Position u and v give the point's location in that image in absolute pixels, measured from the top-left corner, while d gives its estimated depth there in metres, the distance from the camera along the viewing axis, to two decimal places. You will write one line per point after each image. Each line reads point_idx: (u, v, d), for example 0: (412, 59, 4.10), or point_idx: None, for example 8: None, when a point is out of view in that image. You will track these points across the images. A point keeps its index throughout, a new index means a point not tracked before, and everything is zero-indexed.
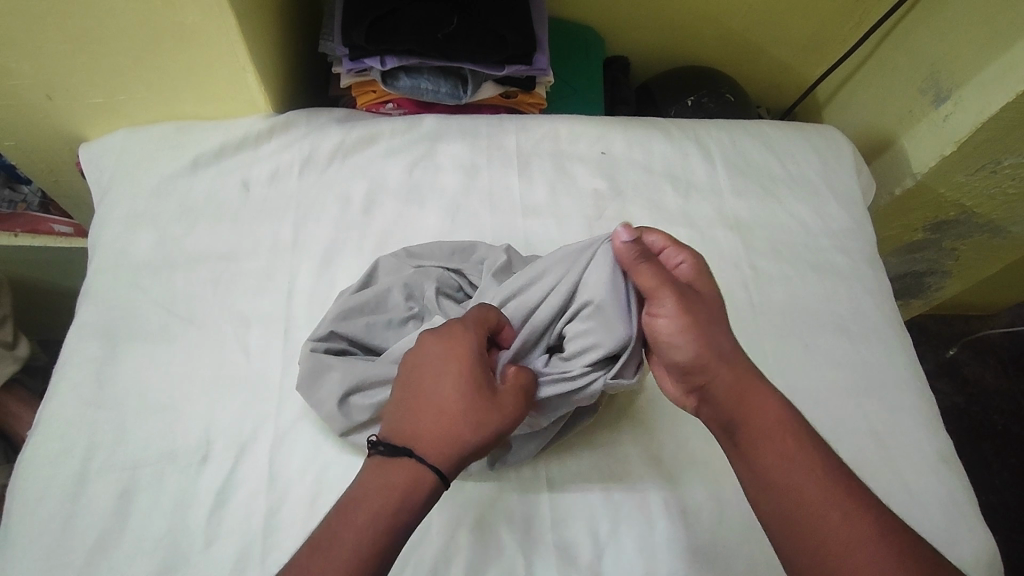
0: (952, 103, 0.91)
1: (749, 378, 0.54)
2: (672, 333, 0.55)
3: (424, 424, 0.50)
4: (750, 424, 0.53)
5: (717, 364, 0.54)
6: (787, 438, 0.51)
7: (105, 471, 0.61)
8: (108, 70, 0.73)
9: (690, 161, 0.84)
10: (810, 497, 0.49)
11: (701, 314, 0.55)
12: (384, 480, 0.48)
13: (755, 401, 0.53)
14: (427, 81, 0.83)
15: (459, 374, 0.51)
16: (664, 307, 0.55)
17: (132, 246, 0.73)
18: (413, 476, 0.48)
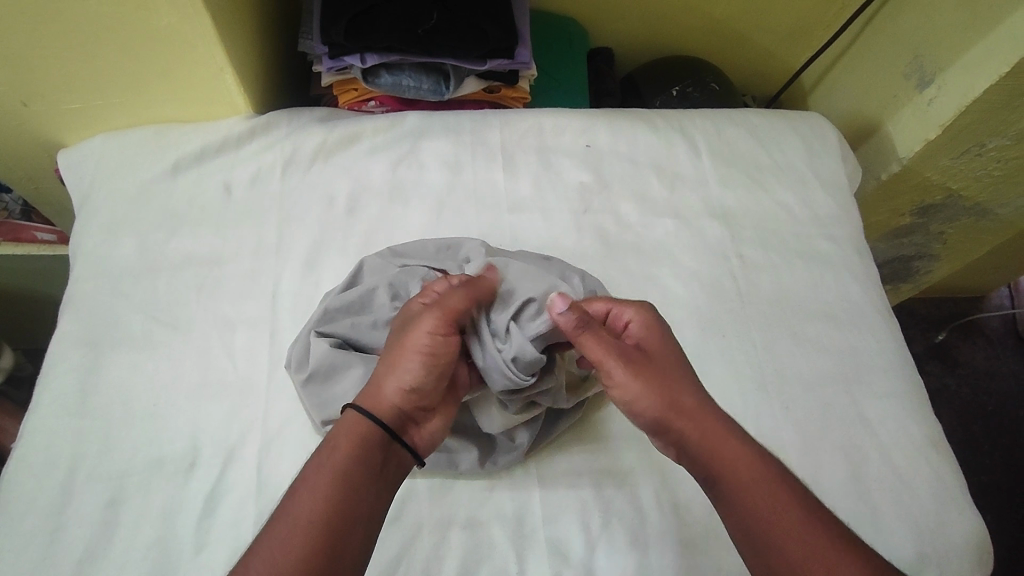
0: (936, 86, 0.90)
1: (733, 441, 0.52)
2: (631, 400, 0.55)
3: (371, 383, 0.54)
4: (726, 476, 0.51)
5: (684, 420, 0.53)
6: (768, 489, 0.49)
7: (92, 482, 0.60)
8: (84, 75, 0.72)
9: (675, 152, 0.84)
10: (793, 548, 0.47)
11: (650, 375, 0.55)
12: (334, 442, 0.50)
13: (728, 452, 0.51)
14: (409, 77, 0.82)
15: (402, 333, 0.55)
16: (620, 377, 0.55)
17: (113, 253, 0.72)
18: (358, 429, 0.51)
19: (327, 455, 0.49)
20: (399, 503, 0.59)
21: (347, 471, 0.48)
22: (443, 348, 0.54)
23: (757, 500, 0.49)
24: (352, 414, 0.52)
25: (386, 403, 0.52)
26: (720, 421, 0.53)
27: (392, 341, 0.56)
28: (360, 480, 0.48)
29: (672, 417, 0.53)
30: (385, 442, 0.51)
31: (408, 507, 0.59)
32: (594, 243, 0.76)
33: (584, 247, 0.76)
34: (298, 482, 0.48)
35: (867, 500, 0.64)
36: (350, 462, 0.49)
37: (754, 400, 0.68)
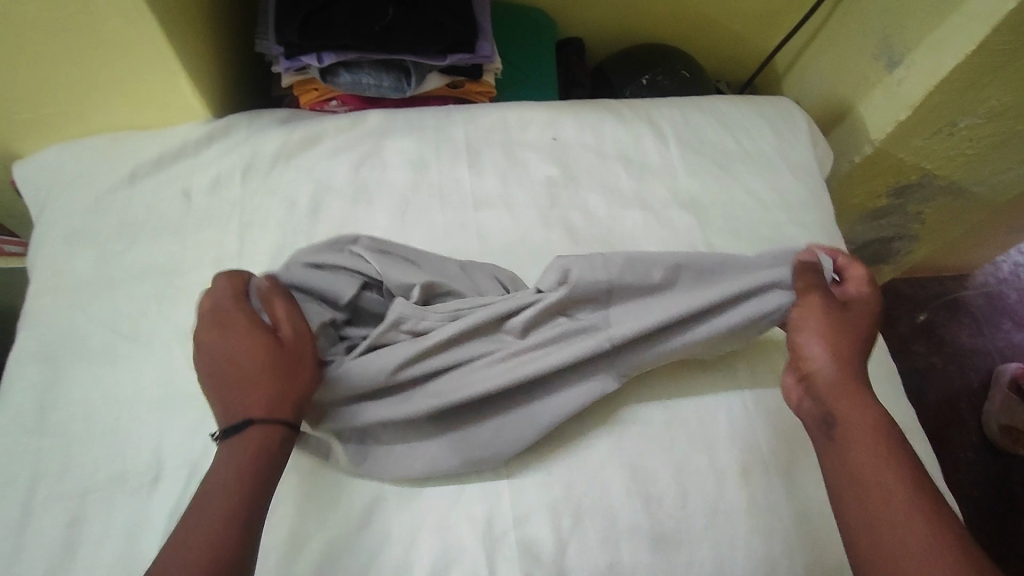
0: (905, 66, 0.90)
1: (858, 397, 0.54)
2: (804, 327, 0.60)
3: (246, 399, 0.51)
4: (844, 418, 0.53)
5: (829, 361, 0.56)
6: (879, 444, 0.51)
7: (53, 499, 0.59)
8: (31, 83, 0.70)
9: (643, 142, 0.83)
10: (891, 495, 0.48)
11: (836, 325, 0.58)
12: (215, 478, 0.48)
13: (859, 406, 0.53)
14: (369, 75, 0.81)
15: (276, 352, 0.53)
16: (809, 309, 0.60)
17: (71, 265, 0.71)
18: (254, 440, 0.50)
19: (213, 493, 0.48)
20: (367, 510, 0.59)
21: (239, 505, 0.47)
22: (303, 347, 0.55)
23: (864, 442, 0.51)
24: (246, 428, 0.50)
25: (272, 404, 0.51)
26: (865, 385, 0.55)
27: (236, 358, 0.53)
28: (255, 512, 0.48)
29: (822, 358, 0.57)
30: (285, 440, 0.52)
31: (376, 513, 0.59)
32: (562, 238, 0.75)
33: (553, 242, 0.75)
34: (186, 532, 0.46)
35: None
36: (239, 499, 0.48)
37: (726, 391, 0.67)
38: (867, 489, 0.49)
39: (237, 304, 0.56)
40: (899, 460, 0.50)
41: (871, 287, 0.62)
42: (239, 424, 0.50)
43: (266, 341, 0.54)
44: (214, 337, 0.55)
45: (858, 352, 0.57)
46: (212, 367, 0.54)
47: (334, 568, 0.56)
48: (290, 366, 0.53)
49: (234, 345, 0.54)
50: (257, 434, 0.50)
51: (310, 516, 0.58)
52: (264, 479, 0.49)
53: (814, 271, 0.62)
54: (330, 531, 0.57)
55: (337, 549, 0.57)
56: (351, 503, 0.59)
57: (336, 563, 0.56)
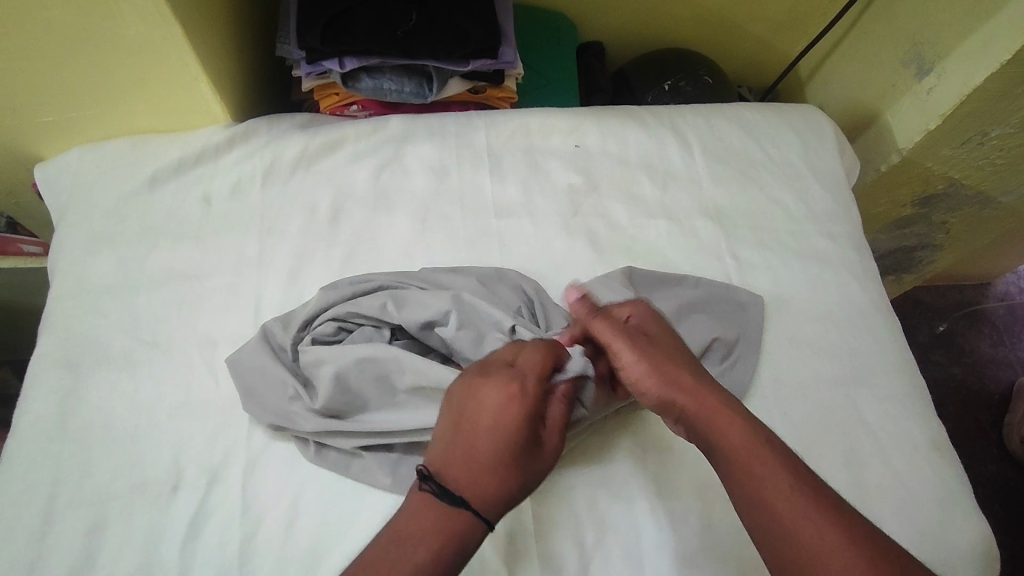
0: (936, 75, 0.88)
1: (723, 409, 0.52)
2: (628, 371, 0.56)
3: (483, 476, 0.48)
4: (717, 441, 0.51)
5: (670, 396, 0.54)
6: (758, 457, 0.49)
7: (72, 507, 0.59)
8: (54, 87, 0.70)
9: (667, 150, 0.81)
10: (791, 520, 0.46)
11: (650, 358, 0.56)
12: (409, 547, 0.45)
13: (728, 429, 0.51)
14: (390, 81, 0.80)
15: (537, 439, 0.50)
16: (618, 352, 0.57)
17: (92, 269, 0.71)
18: (460, 530, 0.46)
19: (403, 559, 0.45)
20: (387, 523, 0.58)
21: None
22: (545, 457, 0.51)
23: (740, 457, 0.49)
24: (465, 509, 0.47)
25: (496, 500, 0.48)
26: (723, 398, 0.53)
27: (496, 430, 0.49)
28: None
29: (661, 396, 0.54)
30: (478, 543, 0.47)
31: None
32: (585, 247, 0.74)
33: (575, 251, 0.74)
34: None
35: (870, 507, 0.62)
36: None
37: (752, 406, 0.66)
38: (778, 524, 0.46)
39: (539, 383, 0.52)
40: (791, 472, 0.48)
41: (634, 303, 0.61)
42: (458, 500, 0.47)
43: (532, 439, 0.50)
44: (497, 386, 0.51)
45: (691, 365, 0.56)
46: (470, 416, 0.50)
47: None
48: (533, 474, 0.50)
49: (504, 416, 0.50)
50: (463, 524, 0.46)
51: (329, 528, 0.57)
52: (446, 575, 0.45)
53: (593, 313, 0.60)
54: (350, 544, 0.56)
55: None
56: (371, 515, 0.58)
57: None
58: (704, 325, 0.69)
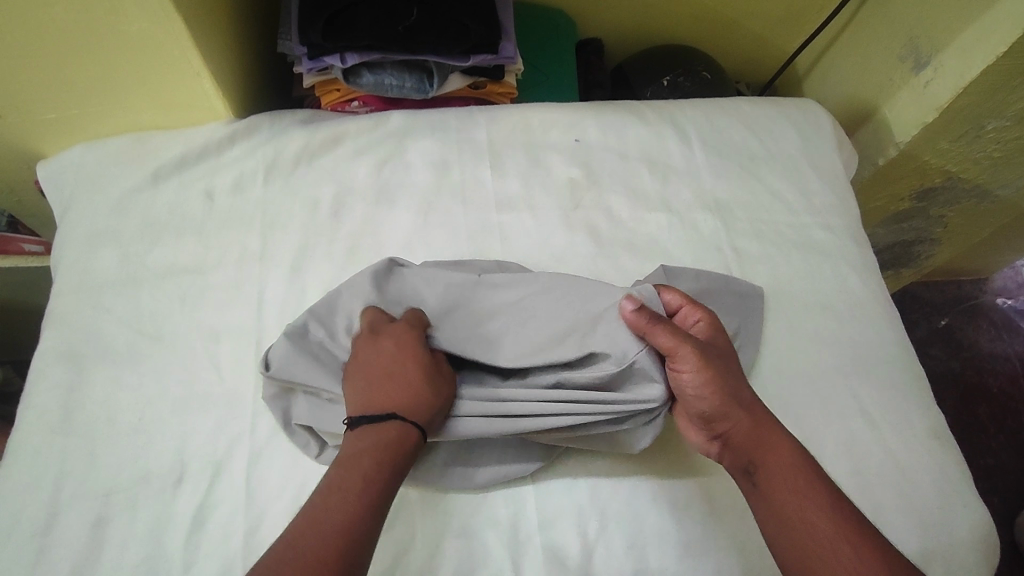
0: (933, 68, 0.88)
1: (773, 426, 0.55)
2: (690, 382, 0.55)
3: (391, 394, 0.54)
4: (765, 457, 0.54)
5: (735, 412, 0.55)
6: (797, 475, 0.52)
7: (76, 500, 0.59)
8: (57, 83, 0.70)
9: (666, 144, 0.82)
10: (822, 531, 0.49)
11: (716, 372, 0.55)
12: (352, 464, 0.50)
13: (772, 446, 0.54)
14: (391, 76, 0.81)
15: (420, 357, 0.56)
16: (685, 366, 0.55)
17: (96, 264, 0.71)
18: (395, 439, 0.52)
19: (348, 467, 0.50)
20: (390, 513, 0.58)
21: (367, 498, 0.49)
22: (443, 370, 0.57)
23: (783, 471, 0.53)
24: (391, 422, 0.52)
25: (413, 410, 0.54)
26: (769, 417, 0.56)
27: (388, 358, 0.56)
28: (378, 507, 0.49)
29: (723, 409, 0.55)
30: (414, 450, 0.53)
31: (400, 516, 0.58)
32: (586, 240, 0.75)
33: (576, 244, 0.74)
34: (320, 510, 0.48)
35: (871, 495, 0.63)
36: (371, 489, 0.49)
37: None
38: (806, 533, 0.49)
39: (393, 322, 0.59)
40: (830, 490, 0.51)
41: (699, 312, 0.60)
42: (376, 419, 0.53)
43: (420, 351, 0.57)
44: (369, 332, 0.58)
45: (743, 385, 0.57)
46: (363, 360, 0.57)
47: None
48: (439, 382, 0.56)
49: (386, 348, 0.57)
50: (395, 434, 0.52)
51: None
52: (391, 480, 0.51)
53: (657, 321, 0.55)
54: None
55: None
56: None
57: None
58: None
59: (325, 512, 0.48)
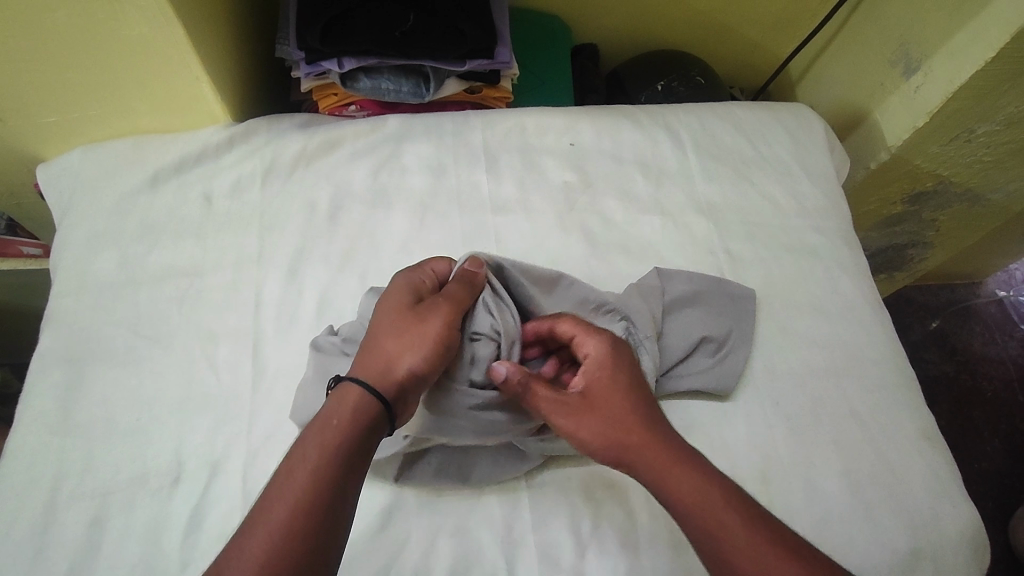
0: (923, 73, 0.90)
1: (677, 462, 0.51)
2: (570, 427, 0.54)
3: (368, 354, 0.54)
4: (673, 504, 0.50)
5: (633, 446, 0.53)
6: (710, 505, 0.49)
7: (74, 499, 0.59)
8: (57, 87, 0.71)
9: (659, 148, 0.83)
10: (745, 567, 0.46)
11: (596, 410, 0.54)
12: (310, 431, 0.49)
13: (678, 483, 0.50)
14: (388, 81, 0.82)
15: (403, 317, 0.56)
16: (558, 411, 0.55)
17: (94, 267, 0.71)
18: (353, 403, 0.50)
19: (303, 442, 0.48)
20: (386, 512, 0.59)
21: (322, 473, 0.46)
22: (421, 323, 0.55)
23: (692, 510, 0.49)
24: (351, 385, 0.51)
25: (379, 371, 0.52)
26: (674, 447, 0.52)
27: (381, 319, 0.56)
28: (330, 484, 0.46)
29: (617, 446, 0.53)
30: (377, 417, 0.50)
31: (396, 516, 0.59)
32: (580, 243, 0.76)
33: (570, 247, 0.75)
34: (272, 480, 0.47)
35: (862, 494, 0.64)
36: (325, 461, 0.47)
37: (745, 396, 0.68)
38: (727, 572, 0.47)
39: (411, 277, 0.60)
40: (744, 522, 0.48)
41: (597, 341, 0.58)
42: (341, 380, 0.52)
43: (409, 310, 0.56)
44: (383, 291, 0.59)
45: (644, 424, 0.53)
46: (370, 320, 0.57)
47: (354, 569, 0.56)
48: (416, 340, 0.54)
49: (386, 308, 0.57)
50: (356, 399, 0.50)
51: None
52: (348, 449, 0.48)
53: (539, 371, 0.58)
54: (350, 533, 0.58)
55: (357, 551, 0.57)
56: (371, 505, 0.59)
57: (356, 565, 0.56)
58: (700, 319, 0.70)
59: (276, 484, 0.46)
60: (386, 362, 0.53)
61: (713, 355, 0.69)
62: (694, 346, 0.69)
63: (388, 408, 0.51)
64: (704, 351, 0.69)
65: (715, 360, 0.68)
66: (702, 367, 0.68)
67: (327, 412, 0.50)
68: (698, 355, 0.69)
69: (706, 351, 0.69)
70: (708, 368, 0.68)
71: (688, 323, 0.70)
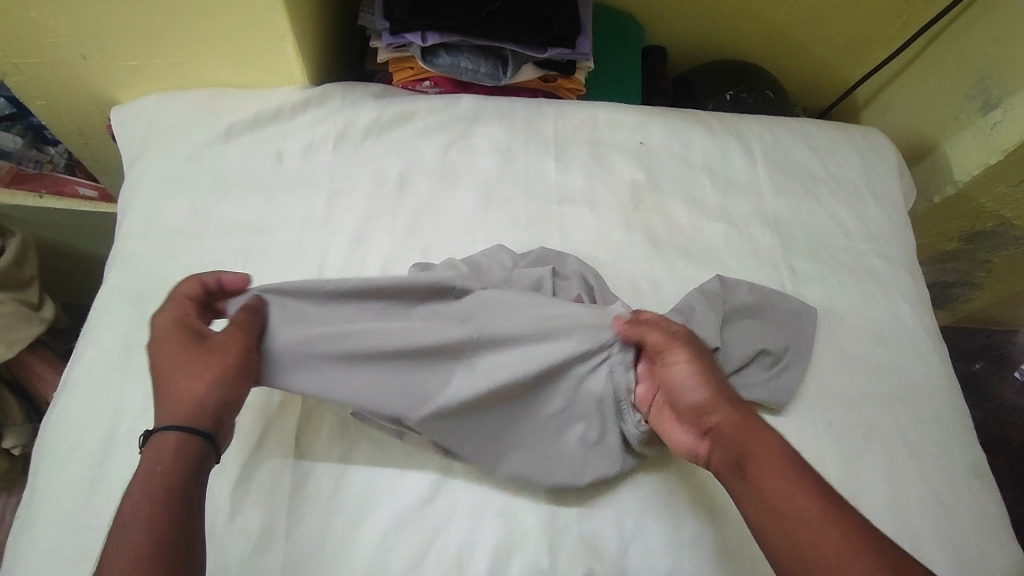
0: (1002, 110, 0.88)
1: (752, 418, 0.53)
2: (687, 374, 0.56)
3: (171, 393, 0.51)
4: (750, 451, 0.51)
5: (727, 405, 0.55)
6: (775, 459, 0.50)
7: (131, 437, 0.60)
8: (143, 32, 0.72)
9: (729, 155, 0.82)
10: (812, 522, 0.46)
11: (710, 366, 0.57)
12: (131, 493, 0.46)
13: (761, 440, 0.52)
14: (467, 60, 0.81)
15: (186, 356, 0.53)
16: (673, 357, 0.57)
17: (164, 212, 0.72)
18: (172, 450, 0.49)
19: (136, 501, 0.46)
20: (434, 485, 0.59)
21: (163, 512, 0.45)
22: (216, 360, 0.53)
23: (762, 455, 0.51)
24: (167, 434, 0.49)
25: (189, 411, 0.50)
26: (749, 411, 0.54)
27: (169, 358, 0.53)
28: (175, 520, 0.45)
29: (716, 403, 0.55)
30: (203, 452, 0.50)
31: (443, 490, 0.59)
32: (643, 242, 0.75)
33: (633, 245, 0.75)
34: (109, 543, 0.44)
35: (908, 524, 0.63)
36: (161, 507, 0.46)
37: (797, 413, 0.67)
38: (796, 522, 0.47)
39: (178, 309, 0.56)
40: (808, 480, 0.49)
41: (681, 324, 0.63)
42: (157, 428, 0.50)
43: (194, 343, 0.54)
44: (154, 336, 0.55)
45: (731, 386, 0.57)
46: (157, 359, 0.54)
47: (400, 536, 0.57)
48: (217, 371, 0.53)
49: (162, 346, 0.54)
50: (179, 437, 0.49)
51: (378, 485, 0.59)
52: (183, 484, 0.47)
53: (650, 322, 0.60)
54: (398, 502, 0.58)
55: (404, 520, 0.57)
56: (420, 477, 0.59)
57: (401, 533, 0.57)
58: (760, 332, 0.69)
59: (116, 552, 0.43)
60: (189, 401, 0.51)
61: (765, 369, 0.68)
62: (751, 358, 0.68)
63: (213, 441, 0.51)
64: (758, 363, 0.68)
65: (768, 375, 0.67)
66: (755, 380, 0.67)
67: (148, 466, 0.48)
68: (753, 366, 0.68)
69: (760, 365, 0.68)
70: (762, 383, 0.67)
71: (750, 334, 0.69)
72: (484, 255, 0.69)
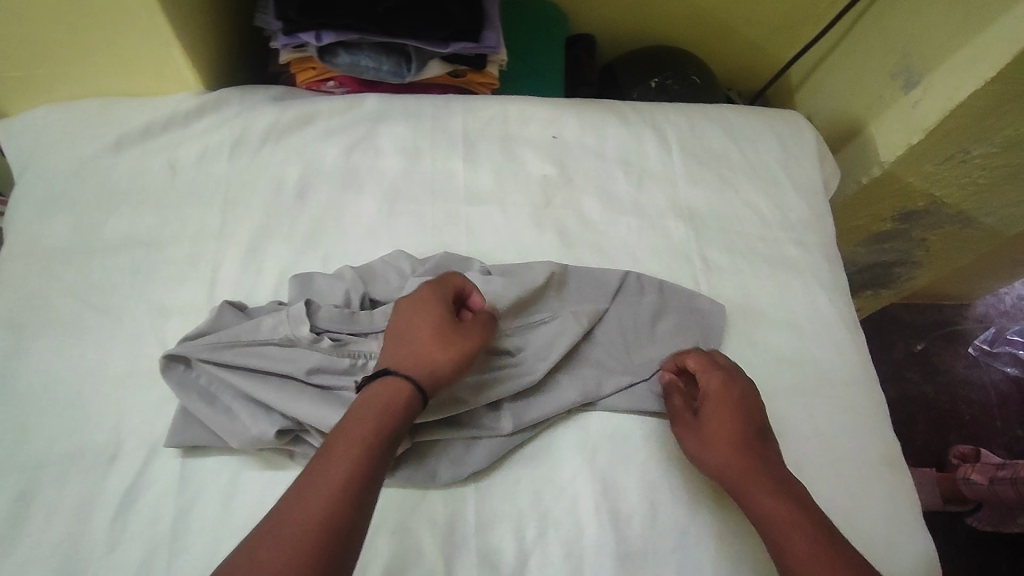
0: (923, 89, 0.87)
1: (772, 484, 0.55)
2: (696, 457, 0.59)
3: (400, 351, 0.55)
4: (769, 524, 0.54)
5: (742, 482, 0.56)
6: (789, 529, 0.52)
7: (4, 472, 0.57)
8: (19, 43, 0.68)
9: (644, 146, 0.81)
10: None
11: (713, 441, 0.58)
12: (345, 432, 0.50)
13: (777, 512, 0.54)
14: (368, 58, 0.78)
15: (402, 323, 0.56)
16: (684, 441, 0.60)
17: (46, 231, 0.69)
18: (387, 397, 0.52)
19: (344, 447, 0.49)
20: None
21: (350, 482, 0.47)
22: (465, 337, 0.56)
23: (777, 527, 0.53)
24: (389, 377, 0.53)
25: (423, 368, 0.54)
26: (771, 473, 0.56)
27: (408, 317, 0.57)
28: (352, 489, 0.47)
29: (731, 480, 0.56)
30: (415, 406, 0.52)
31: None
32: (553, 240, 0.73)
33: (542, 244, 0.73)
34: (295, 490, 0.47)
35: None
36: (364, 453, 0.49)
37: None
38: None
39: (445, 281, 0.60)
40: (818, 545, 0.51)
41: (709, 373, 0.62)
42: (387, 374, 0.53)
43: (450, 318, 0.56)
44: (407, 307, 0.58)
45: (750, 447, 0.57)
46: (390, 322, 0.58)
47: None
48: (465, 346, 0.55)
49: (416, 315, 0.56)
50: (393, 392, 0.52)
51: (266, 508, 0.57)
52: (380, 442, 0.49)
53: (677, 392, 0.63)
54: None
55: None
56: None
57: None
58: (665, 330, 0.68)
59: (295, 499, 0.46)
60: (432, 364, 0.54)
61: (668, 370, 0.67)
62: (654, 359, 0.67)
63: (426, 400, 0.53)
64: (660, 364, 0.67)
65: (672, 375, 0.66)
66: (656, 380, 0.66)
67: (363, 410, 0.51)
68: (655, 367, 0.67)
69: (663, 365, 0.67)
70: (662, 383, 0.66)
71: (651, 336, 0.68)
72: (380, 262, 0.67)
